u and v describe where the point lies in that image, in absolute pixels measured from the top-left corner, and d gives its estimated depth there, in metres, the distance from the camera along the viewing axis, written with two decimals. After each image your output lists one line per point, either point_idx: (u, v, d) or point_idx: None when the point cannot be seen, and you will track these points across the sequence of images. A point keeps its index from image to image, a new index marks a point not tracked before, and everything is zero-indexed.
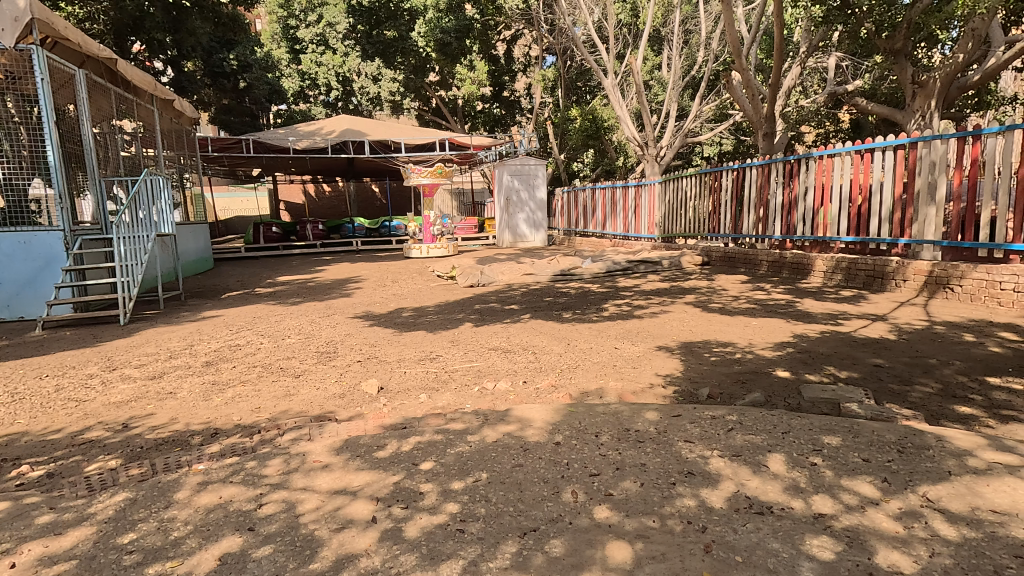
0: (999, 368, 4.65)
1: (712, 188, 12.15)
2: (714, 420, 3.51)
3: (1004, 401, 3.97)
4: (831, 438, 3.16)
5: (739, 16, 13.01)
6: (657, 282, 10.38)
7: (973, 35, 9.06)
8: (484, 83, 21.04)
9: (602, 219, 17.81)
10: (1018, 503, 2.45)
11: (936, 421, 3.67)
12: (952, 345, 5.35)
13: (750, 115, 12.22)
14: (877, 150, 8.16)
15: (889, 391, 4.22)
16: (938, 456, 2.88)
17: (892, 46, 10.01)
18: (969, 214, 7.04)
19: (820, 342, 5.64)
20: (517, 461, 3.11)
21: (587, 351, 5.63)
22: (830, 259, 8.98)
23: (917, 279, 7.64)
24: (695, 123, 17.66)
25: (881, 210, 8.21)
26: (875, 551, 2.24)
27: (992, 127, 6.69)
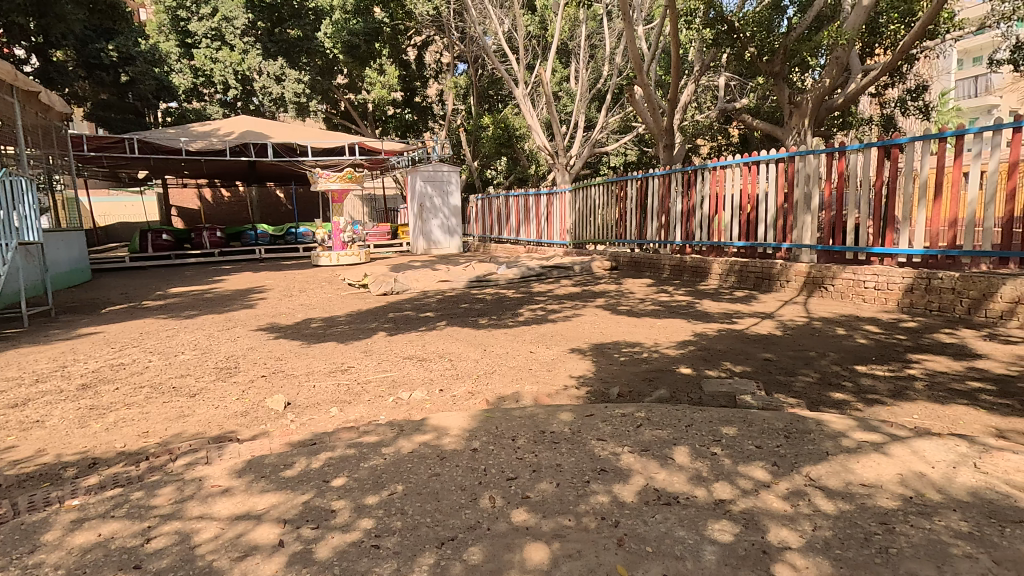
0: (864, 357, 5.25)
1: (619, 196, 12.71)
2: (624, 417, 3.66)
3: (869, 386, 4.50)
4: (728, 429, 3.40)
5: (640, 34, 13.83)
6: (569, 287, 10.70)
7: (837, 63, 10.04)
8: (395, 87, 20.70)
9: (516, 226, 18.10)
10: (883, 476, 2.77)
11: (816, 407, 4.08)
12: (827, 339, 5.97)
13: (650, 127, 12.93)
14: (762, 163, 8.96)
15: (778, 382, 4.63)
16: (817, 438, 3.20)
17: (772, 70, 10.89)
18: (839, 221, 7.90)
19: (717, 339, 6.07)
20: (434, 471, 3.05)
21: (502, 356, 5.68)
22: (725, 263, 9.72)
23: (797, 280, 8.45)
24: (602, 134, 18.45)
25: (767, 217, 9.00)
26: (768, 529, 2.44)
27: (854, 145, 7.58)
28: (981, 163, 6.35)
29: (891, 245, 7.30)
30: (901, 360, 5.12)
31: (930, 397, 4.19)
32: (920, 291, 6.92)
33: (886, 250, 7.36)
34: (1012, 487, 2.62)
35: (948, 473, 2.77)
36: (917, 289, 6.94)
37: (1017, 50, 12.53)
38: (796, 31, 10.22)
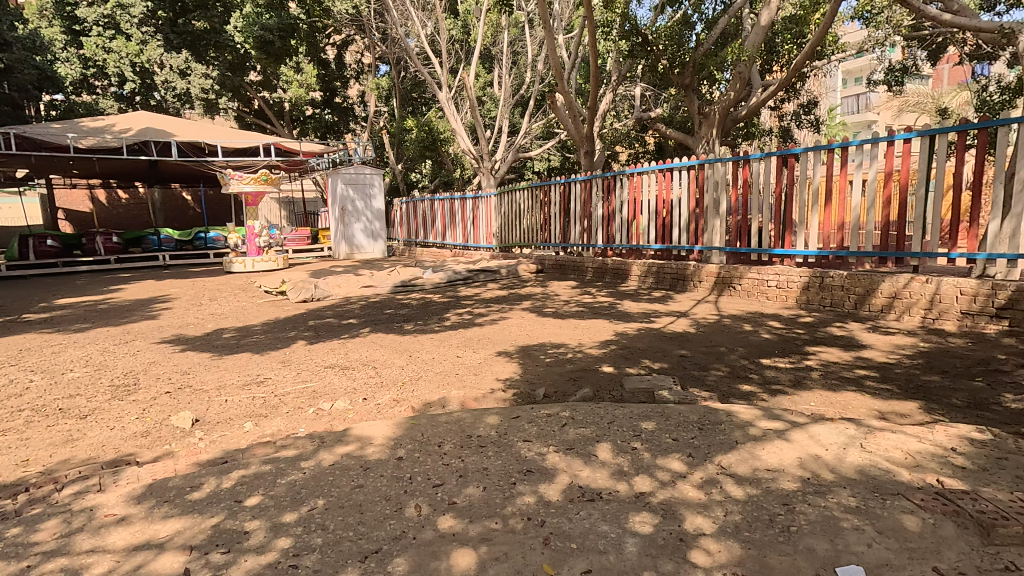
0: (768, 351, 5.67)
1: (543, 201, 12.94)
2: (550, 417, 3.72)
3: (772, 377, 4.86)
4: (648, 424, 3.54)
5: (560, 43, 14.20)
6: (496, 290, 10.75)
7: (740, 78, 10.62)
8: (314, 87, 19.92)
9: (442, 230, 17.96)
10: (784, 461, 2.99)
11: (726, 399, 4.35)
12: (735, 334, 6.38)
13: (572, 134, 13.26)
14: (676, 169, 9.46)
15: (692, 377, 4.90)
16: (728, 428, 3.41)
17: (683, 82, 11.54)
18: (745, 225, 8.48)
19: (637, 338, 6.33)
20: (357, 482, 2.95)
21: (429, 362, 5.61)
22: (644, 265, 10.15)
23: (709, 280, 8.99)
24: (526, 139, 18.71)
25: (681, 221, 9.50)
26: (684, 518, 2.56)
27: (756, 154, 8.18)
28: (863, 172, 7.04)
29: (789, 247, 7.94)
30: (799, 352, 5.57)
31: (824, 385, 4.59)
32: (815, 289, 7.56)
33: (785, 251, 7.99)
34: (892, 463, 2.92)
35: (839, 454, 3.04)
36: (812, 287, 7.58)
37: (891, 72, 13.98)
38: (703, 47, 10.85)
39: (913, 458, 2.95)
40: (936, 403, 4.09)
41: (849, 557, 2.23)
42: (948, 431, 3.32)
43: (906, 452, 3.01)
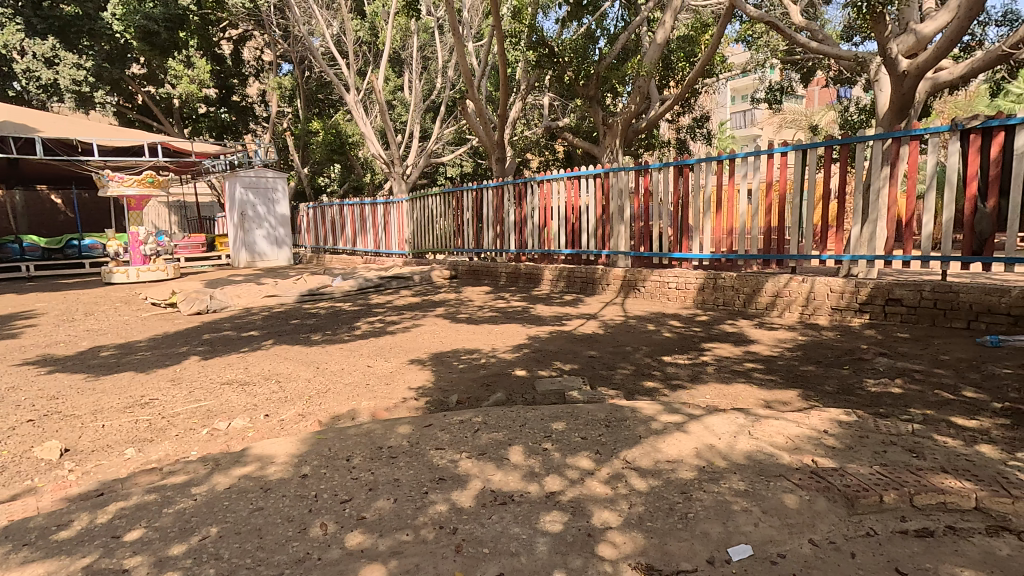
0: (669, 348, 6.03)
1: (456, 207, 12.92)
2: (462, 423, 3.71)
3: (673, 373, 5.17)
4: (558, 424, 3.63)
5: (470, 50, 14.28)
6: (409, 297, 10.56)
7: (640, 92, 11.23)
8: (208, 83, 18.64)
9: (351, 236, 17.39)
10: (683, 452, 3.18)
11: (632, 396, 4.56)
12: (640, 334, 6.71)
13: (483, 140, 13.32)
14: (583, 178, 9.82)
15: (600, 376, 5.09)
16: (632, 424, 3.57)
17: (588, 93, 11.97)
18: (647, 230, 8.96)
19: (548, 341, 6.48)
20: (257, 505, 2.77)
21: (337, 373, 5.39)
22: (555, 270, 10.43)
23: (616, 283, 9.39)
24: (437, 144, 18.60)
25: (589, 227, 9.87)
26: (591, 513, 2.65)
27: (656, 164, 8.67)
28: (748, 182, 7.68)
29: (686, 250, 8.50)
30: (696, 348, 5.97)
31: (719, 379, 4.95)
32: (709, 290, 8.14)
33: (683, 254, 8.55)
34: (775, 447, 3.20)
35: (731, 441, 3.28)
36: (707, 288, 8.15)
37: (772, 92, 15.37)
38: (606, 61, 11.36)
39: (792, 442, 3.25)
40: (811, 390, 4.54)
41: (738, 538, 2.42)
42: (820, 415, 3.70)
43: (786, 436, 3.31)
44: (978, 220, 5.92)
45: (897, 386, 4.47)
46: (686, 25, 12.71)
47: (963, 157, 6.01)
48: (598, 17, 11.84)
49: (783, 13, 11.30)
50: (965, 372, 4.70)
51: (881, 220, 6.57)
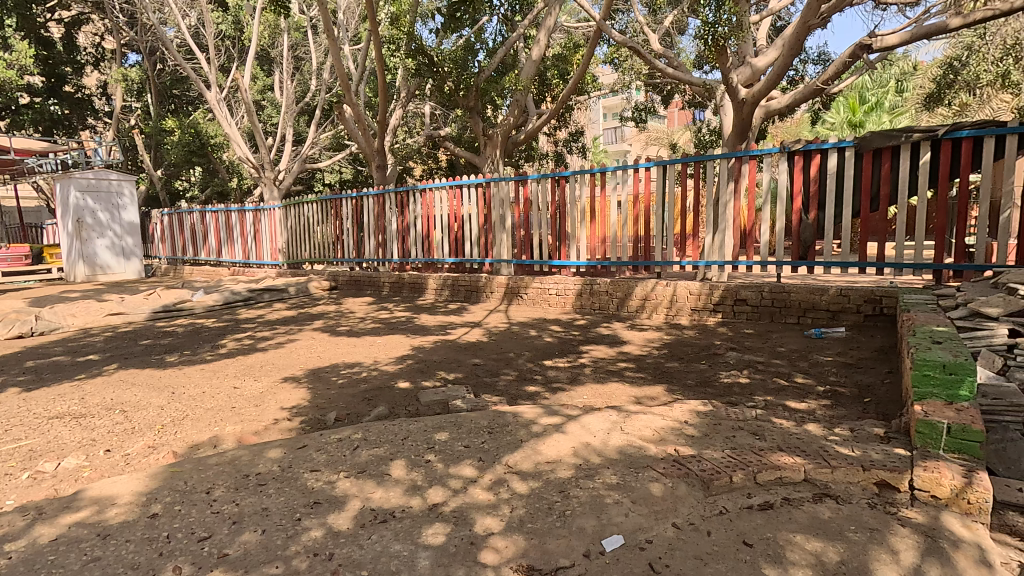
0: (550, 353, 6.26)
1: (334, 214, 12.37)
2: (340, 442, 3.53)
3: (553, 377, 5.36)
4: (441, 435, 3.59)
5: (347, 53, 13.79)
6: (283, 310, 9.90)
7: (518, 105, 11.58)
8: (31, 69, 16.14)
9: (216, 246, 15.93)
10: (561, 452, 3.30)
11: (514, 401, 4.67)
12: (522, 340, 6.89)
13: (362, 147, 12.88)
14: (465, 187, 9.89)
15: (484, 384, 5.14)
16: (514, 429, 3.64)
17: (468, 104, 12.07)
18: (527, 238, 9.26)
19: (432, 351, 6.41)
20: (92, 555, 2.41)
21: (198, 397, 4.89)
22: (439, 278, 10.38)
23: (499, 290, 9.57)
24: (313, 149, 17.70)
25: (472, 236, 9.96)
26: (474, 521, 2.65)
27: (534, 175, 8.99)
28: (618, 194, 8.22)
29: (565, 258, 8.90)
30: (575, 352, 6.26)
31: (595, 379, 5.23)
32: (586, 295, 8.58)
33: (562, 262, 8.94)
34: (643, 440, 3.44)
35: (605, 438, 3.47)
36: (584, 293, 8.59)
37: (638, 111, 16.64)
38: (485, 73, 11.58)
39: (659, 434, 3.52)
40: (675, 384, 4.96)
41: (612, 528, 2.56)
42: (682, 408, 4.05)
43: (653, 429, 3.58)
44: (803, 229, 6.88)
45: (745, 377, 5.04)
46: (560, 45, 13.39)
47: (791, 175, 6.93)
48: (476, 30, 12.05)
49: (644, 40, 12.38)
50: (797, 361, 5.43)
51: (729, 229, 7.39)
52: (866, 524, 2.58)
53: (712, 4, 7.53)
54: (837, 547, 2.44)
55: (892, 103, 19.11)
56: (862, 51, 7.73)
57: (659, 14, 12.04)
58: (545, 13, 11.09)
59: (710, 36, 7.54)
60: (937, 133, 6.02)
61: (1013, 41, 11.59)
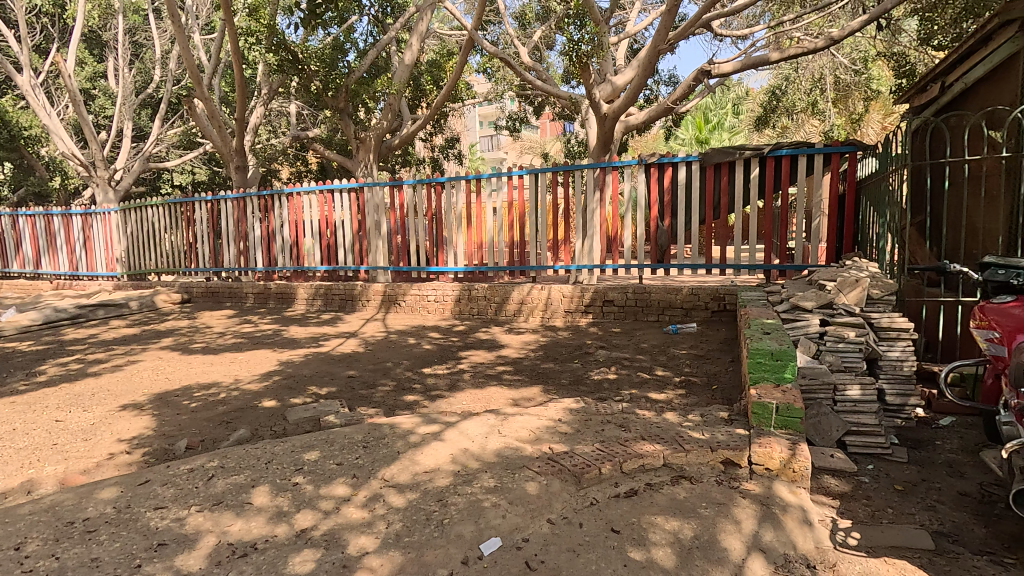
0: (429, 360, 6.18)
1: (186, 219, 11.14)
2: (191, 472, 3.17)
3: (432, 385, 5.30)
4: (311, 454, 3.37)
5: (197, 43, 12.51)
6: (122, 328, 8.72)
7: (391, 109, 11.31)
8: None
9: (33, 255, 13.59)
10: (439, 460, 3.26)
11: (391, 413, 4.54)
12: (400, 349, 6.73)
13: (218, 145, 11.77)
14: (336, 192, 9.46)
15: (360, 397, 4.94)
16: (390, 441, 3.53)
17: (337, 105, 11.51)
18: (404, 245, 9.09)
19: (302, 365, 6.02)
20: None
21: (7, 436, 4.12)
22: (310, 288, 9.81)
23: (375, 299, 9.27)
24: (158, 146, 15.85)
25: (345, 242, 9.54)
26: (347, 542, 2.52)
27: (409, 180, 8.85)
28: (493, 201, 8.37)
29: (443, 264, 8.87)
30: (454, 358, 6.25)
31: (474, 385, 5.25)
32: (465, 300, 8.61)
33: (440, 268, 8.89)
34: (520, 441, 3.51)
35: (483, 442, 3.49)
36: (463, 299, 8.61)
37: (512, 120, 17.10)
38: (355, 75, 11.17)
39: (534, 434, 3.62)
40: (550, 384, 5.15)
41: (489, 532, 2.58)
42: (557, 407, 4.20)
43: (529, 430, 3.67)
44: (660, 235, 7.53)
45: (613, 373, 5.38)
46: (433, 51, 13.34)
47: (648, 185, 7.56)
48: (345, 29, 11.59)
49: (515, 53, 12.90)
50: (658, 355, 5.90)
51: (596, 235, 7.88)
52: (715, 500, 2.88)
53: (575, 24, 7.97)
54: (691, 524, 2.69)
55: (730, 124, 21.66)
56: (703, 77, 8.67)
57: (528, 29, 12.50)
58: (417, 18, 11.01)
59: (574, 53, 7.98)
60: (763, 151, 6.92)
61: (818, 76, 13.72)
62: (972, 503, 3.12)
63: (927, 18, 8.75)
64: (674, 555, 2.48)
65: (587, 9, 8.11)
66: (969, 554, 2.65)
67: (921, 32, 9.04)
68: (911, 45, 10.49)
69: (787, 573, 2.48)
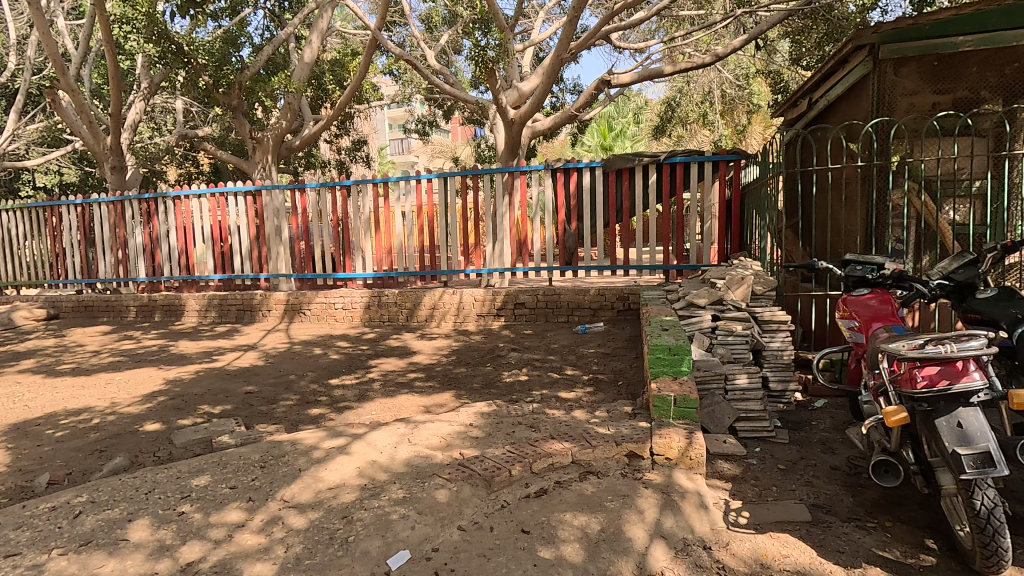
0: (335, 370, 5.93)
1: (50, 226, 9.91)
2: (54, 510, 2.81)
3: (339, 396, 5.07)
4: (200, 479, 3.09)
5: (61, 29, 11.19)
6: None
7: (291, 108, 10.75)
8: None
9: None
10: (345, 475, 3.10)
11: (294, 428, 4.30)
12: (305, 360, 6.39)
13: (88, 143, 10.58)
14: (230, 195, 8.83)
15: (258, 414, 4.63)
16: (291, 459, 3.32)
17: (229, 103, 10.73)
18: (308, 252, 8.66)
19: (192, 383, 5.54)
20: None
21: None
22: (202, 298, 9.09)
23: (278, 308, 8.76)
24: (14, 143, 13.99)
25: (242, 249, 8.93)
26: (240, 572, 2.34)
27: (311, 183, 8.46)
28: (402, 205, 8.20)
29: (350, 270, 8.55)
30: (363, 367, 6.04)
31: (384, 394, 5.09)
32: (374, 307, 8.37)
33: (347, 274, 8.55)
34: (430, 448, 3.43)
35: (392, 453, 3.37)
36: (372, 305, 8.36)
37: (421, 123, 16.87)
38: (249, 70, 10.47)
39: (445, 440, 3.56)
40: (462, 389, 5.11)
41: (398, 545, 2.51)
42: (469, 411, 4.16)
43: (440, 436, 3.60)
44: (567, 238, 7.75)
45: (525, 374, 5.44)
46: (335, 50, 12.83)
47: (555, 189, 7.76)
48: (238, 22, 10.85)
49: (421, 56, 12.77)
50: (567, 355, 6.05)
51: (506, 239, 7.96)
52: (620, 492, 2.98)
53: (480, 29, 8.02)
54: (599, 518, 2.76)
55: (632, 132, 22.81)
56: (604, 86, 9.04)
57: (435, 32, 12.38)
58: (317, 15, 10.56)
59: (480, 58, 8.01)
60: (660, 158, 7.33)
61: (708, 89, 14.79)
62: (841, 476, 3.47)
63: (797, 40, 9.70)
64: (582, 549, 2.55)
65: (491, 15, 8.17)
66: (839, 522, 2.95)
67: (792, 53, 10.01)
68: (784, 64, 11.60)
69: (686, 555, 2.62)
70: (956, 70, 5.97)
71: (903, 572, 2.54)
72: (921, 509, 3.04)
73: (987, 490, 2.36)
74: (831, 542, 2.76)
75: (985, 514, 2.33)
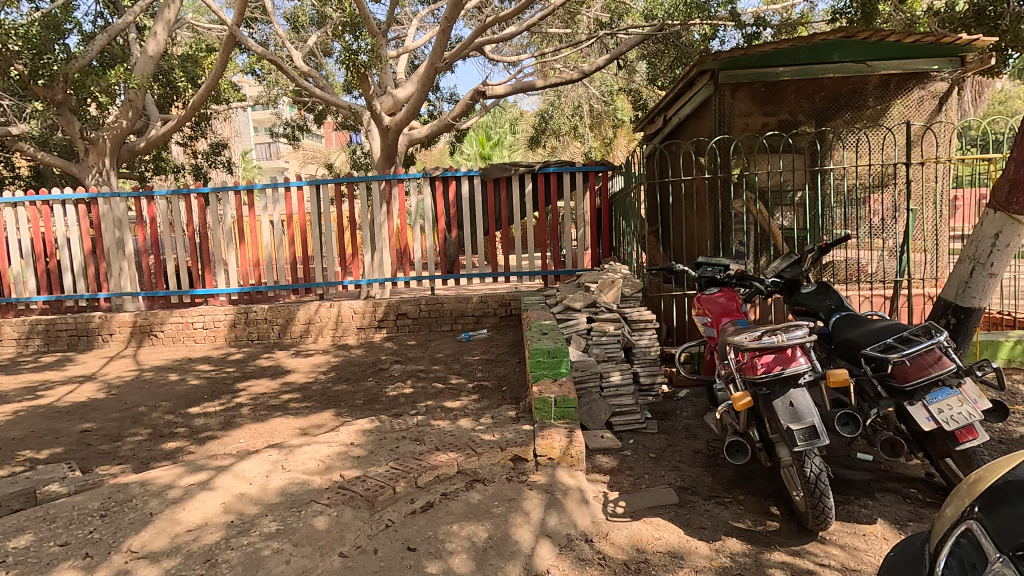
0: (196, 398, 5.34)
1: None
2: None
3: (201, 425, 4.59)
4: (19, 540, 2.62)
5: None
6: None
7: (132, 106, 9.54)
8: None
9: None
10: (208, 513, 2.79)
11: (144, 467, 3.83)
12: (157, 389, 5.69)
13: None
14: (56, 203, 7.63)
15: (99, 454, 4.05)
16: (140, 502, 2.92)
17: (52, 96, 9.12)
18: (158, 267, 7.74)
19: (8, 425, 4.69)
20: None
21: None
22: (21, 325, 7.74)
23: (123, 331, 7.73)
24: None
25: (73, 265, 7.77)
26: None
27: (160, 190, 7.57)
28: (269, 214, 7.61)
29: (211, 285, 7.77)
30: (229, 391, 5.50)
31: (254, 419, 4.70)
32: (241, 325, 7.69)
33: (207, 290, 7.77)
34: (308, 473, 3.22)
35: (263, 483, 3.10)
36: (239, 323, 7.69)
37: (291, 127, 15.80)
38: (79, 61, 9.02)
39: (324, 462, 3.36)
40: (343, 407, 4.86)
41: None
42: (350, 429, 3.97)
43: (318, 459, 3.39)
44: (448, 247, 7.73)
45: (409, 387, 5.32)
46: (186, 44, 11.67)
47: (434, 198, 7.69)
48: (61, 5, 9.39)
49: (288, 56, 12.06)
50: (451, 364, 6.02)
51: (385, 248, 7.70)
52: (506, 497, 3.03)
53: (350, 33, 7.73)
54: (485, 525, 2.78)
55: (509, 142, 23.49)
56: (479, 97, 9.18)
57: (301, 32, 11.71)
58: (161, 4, 9.51)
59: (352, 62, 7.70)
60: (534, 168, 7.55)
61: (577, 104, 15.71)
62: (702, 458, 3.83)
63: (653, 62, 10.58)
64: (470, 560, 2.55)
65: (362, 19, 7.93)
66: (701, 501, 3.25)
67: (649, 73, 10.91)
68: (643, 84, 12.66)
69: (570, 551, 2.73)
70: (778, 96, 6.89)
71: (754, 539, 2.85)
72: (767, 481, 3.45)
73: (815, 459, 2.73)
74: (695, 520, 3.03)
75: (814, 479, 2.69)
